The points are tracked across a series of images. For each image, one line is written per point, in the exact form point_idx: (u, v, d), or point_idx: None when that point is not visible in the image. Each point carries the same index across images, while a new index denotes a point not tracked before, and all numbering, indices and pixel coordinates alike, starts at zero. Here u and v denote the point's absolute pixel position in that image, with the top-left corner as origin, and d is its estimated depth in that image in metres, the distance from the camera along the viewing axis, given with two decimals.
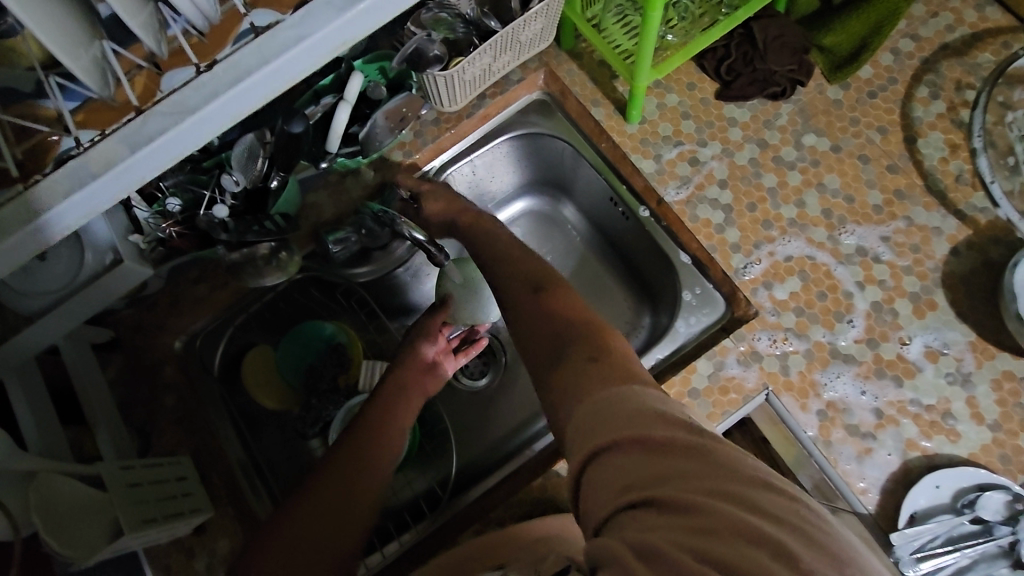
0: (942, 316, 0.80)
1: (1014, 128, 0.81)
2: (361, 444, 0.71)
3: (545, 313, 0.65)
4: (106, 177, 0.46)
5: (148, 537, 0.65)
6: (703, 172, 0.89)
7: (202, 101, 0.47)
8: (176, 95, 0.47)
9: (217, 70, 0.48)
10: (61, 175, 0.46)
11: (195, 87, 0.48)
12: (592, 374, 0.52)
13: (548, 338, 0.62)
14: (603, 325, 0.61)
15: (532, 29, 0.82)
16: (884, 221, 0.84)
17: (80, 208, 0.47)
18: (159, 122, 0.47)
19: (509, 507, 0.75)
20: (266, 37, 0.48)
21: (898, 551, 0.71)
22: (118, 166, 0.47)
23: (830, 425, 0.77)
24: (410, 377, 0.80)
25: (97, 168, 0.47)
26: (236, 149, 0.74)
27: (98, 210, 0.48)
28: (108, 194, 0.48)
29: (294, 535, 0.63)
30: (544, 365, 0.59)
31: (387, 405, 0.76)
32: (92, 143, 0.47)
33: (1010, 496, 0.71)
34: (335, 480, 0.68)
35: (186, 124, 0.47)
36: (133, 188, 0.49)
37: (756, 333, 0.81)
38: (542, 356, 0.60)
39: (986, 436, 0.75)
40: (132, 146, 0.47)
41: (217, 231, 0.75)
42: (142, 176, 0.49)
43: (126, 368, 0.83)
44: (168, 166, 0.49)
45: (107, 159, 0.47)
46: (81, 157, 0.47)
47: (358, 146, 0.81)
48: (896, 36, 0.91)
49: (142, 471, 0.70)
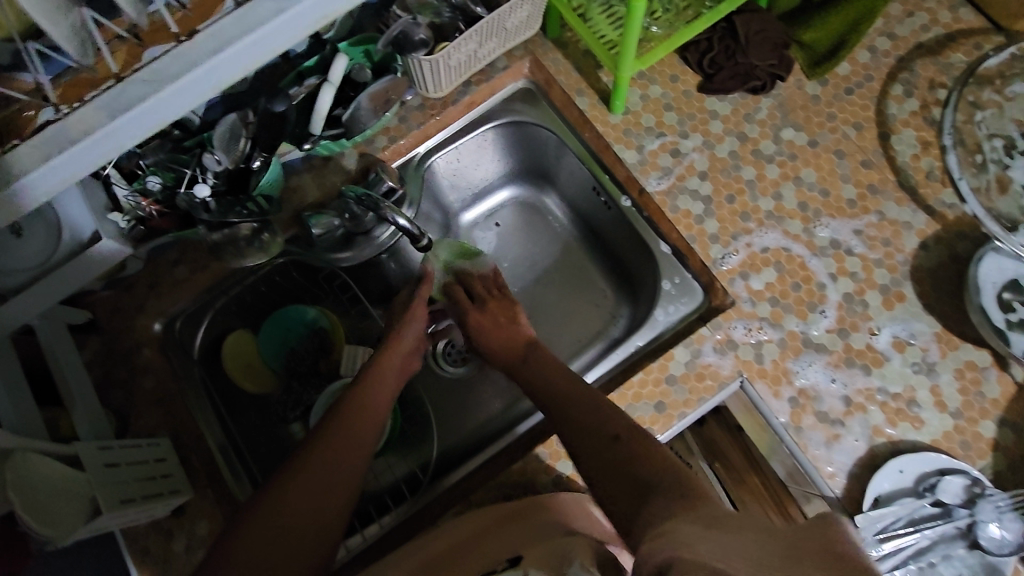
0: (910, 307, 0.82)
1: (982, 127, 0.83)
2: (346, 422, 0.72)
3: (625, 456, 0.64)
4: (84, 144, 0.46)
5: (126, 517, 0.66)
6: (684, 163, 0.90)
7: (183, 68, 0.47)
8: (156, 61, 0.47)
9: (198, 38, 0.48)
10: (37, 141, 0.46)
11: (176, 54, 0.48)
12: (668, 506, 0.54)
13: (632, 475, 0.61)
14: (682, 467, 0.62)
15: (518, 15, 0.82)
16: (858, 215, 0.86)
17: (58, 176, 0.47)
18: (140, 89, 0.47)
19: (488, 490, 0.76)
20: (249, 7, 0.48)
21: (863, 532, 0.73)
22: (98, 131, 0.46)
23: (801, 411, 0.79)
24: (394, 355, 0.81)
25: (75, 134, 0.46)
26: (217, 128, 0.74)
27: (76, 177, 0.48)
28: (87, 161, 0.47)
29: (277, 508, 0.64)
30: (630, 508, 0.58)
31: (371, 382, 0.77)
32: (70, 110, 0.47)
33: (968, 480, 0.75)
34: (314, 468, 0.67)
35: (166, 93, 0.47)
36: (110, 157, 0.48)
37: (733, 322, 0.82)
38: (620, 498, 0.60)
39: (948, 423, 0.78)
40: (111, 114, 0.47)
41: (197, 211, 0.74)
42: (123, 143, 0.48)
43: (102, 350, 0.84)
44: (147, 135, 0.49)
45: (85, 126, 0.46)
46: (59, 123, 0.46)
47: (341, 128, 0.79)
48: (873, 34, 0.94)
49: (120, 452, 0.70)
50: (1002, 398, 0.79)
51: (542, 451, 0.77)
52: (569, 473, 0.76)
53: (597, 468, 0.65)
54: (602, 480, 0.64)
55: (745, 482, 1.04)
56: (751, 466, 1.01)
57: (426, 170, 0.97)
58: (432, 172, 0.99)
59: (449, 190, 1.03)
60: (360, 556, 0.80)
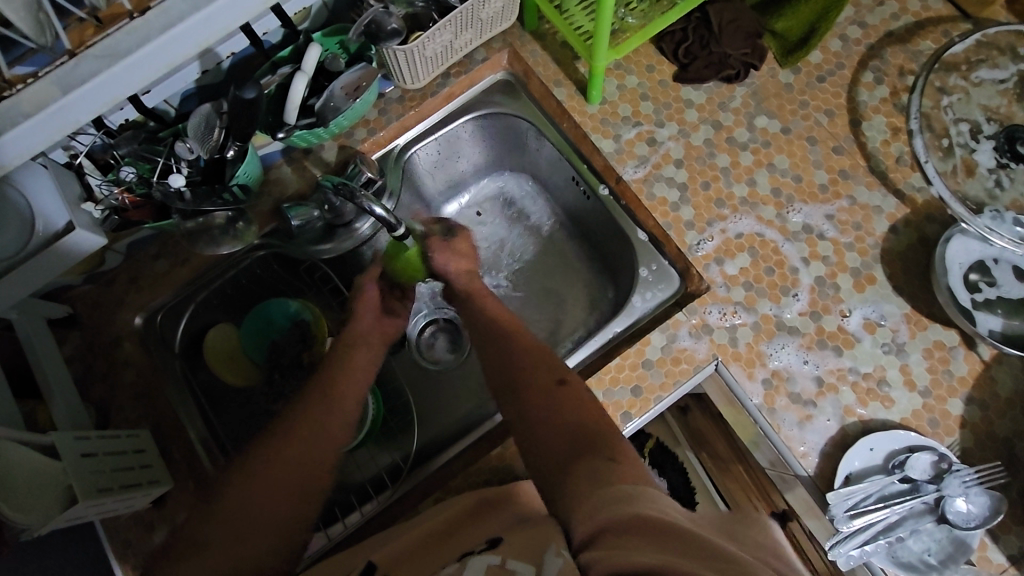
0: (880, 289, 0.84)
1: (949, 112, 0.85)
2: (307, 422, 0.70)
3: (556, 413, 0.66)
4: (39, 117, 0.53)
5: (104, 506, 0.66)
6: (660, 152, 0.91)
7: (133, 45, 0.54)
8: (109, 39, 0.54)
9: (150, 15, 0.55)
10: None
11: (127, 32, 0.55)
12: (601, 473, 0.56)
13: (565, 433, 0.64)
14: (608, 427, 0.65)
15: (492, 6, 0.83)
16: (829, 200, 0.88)
17: (14, 148, 0.53)
18: (91, 65, 0.54)
19: (469, 476, 0.77)
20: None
21: (834, 509, 0.75)
22: (50, 107, 0.53)
23: (775, 393, 0.81)
24: (359, 349, 0.79)
25: (29, 108, 0.53)
26: (192, 119, 0.74)
27: (34, 149, 0.55)
28: (41, 135, 0.54)
29: (238, 515, 0.62)
30: (556, 462, 0.61)
31: (332, 382, 0.74)
32: (25, 86, 0.54)
33: (936, 456, 0.76)
34: (293, 444, 0.68)
35: (116, 67, 0.54)
36: (65, 131, 0.56)
37: (708, 307, 0.84)
38: (551, 459, 0.62)
39: (917, 401, 0.80)
40: (64, 89, 0.54)
41: (172, 201, 0.74)
42: (76, 119, 0.55)
43: (83, 344, 0.84)
44: (99, 112, 0.56)
45: (38, 101, 0.54)
46: (12, 99, 0.53)
47: (314, 118, 0.80)
48: (845, 23, 0.95)
49: (98, 442, 0.70)
50: (969, 376, 0.81)
51: None
52: None
53: (527, 422, 0.67)
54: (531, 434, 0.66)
55: (729, 469, 1.06)
56: (734, 452, 1.03)
57: (405, 162, 0.98)
58: (413, 164, 0.99)
59: (429, 181, 1.04)
60: (342, 543, 0.81)
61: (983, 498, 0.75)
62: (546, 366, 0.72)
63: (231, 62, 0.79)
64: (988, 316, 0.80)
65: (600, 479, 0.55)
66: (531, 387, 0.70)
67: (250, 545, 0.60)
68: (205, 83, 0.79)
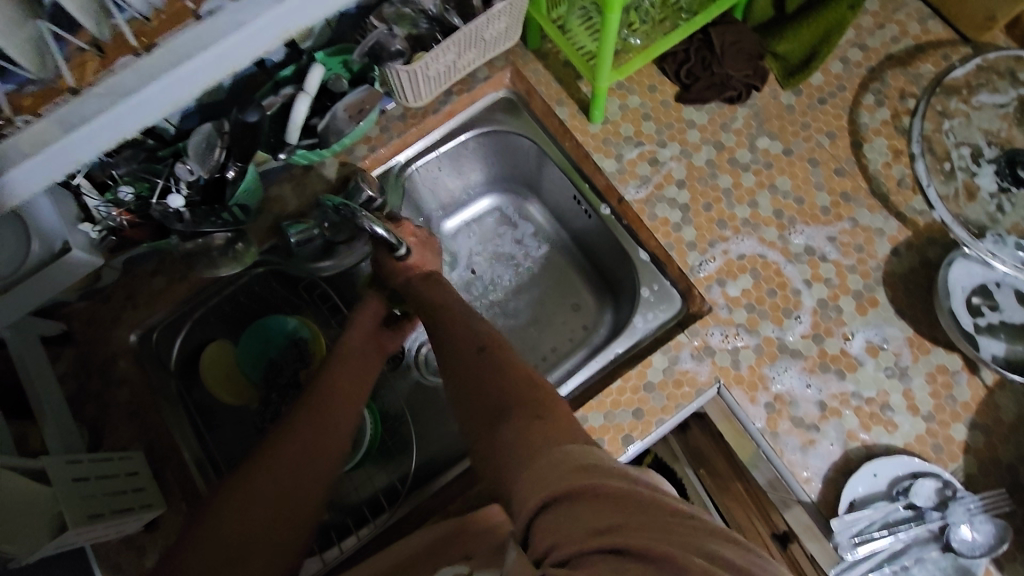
0: (882, 313, 0.84)
1: (950, 136, 0.85)
2: (297, 437, 0.69)
3: (482, 381, 0.65)
4: (40, 157, 0.48)
5: (94, 533, 0.64)
6: (662, 172, 0.91)
7: (140, 84, 0.49)
8: (114, 77, 0.49)
9: (156, 51, 0.49)
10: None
11: (133, 69, 0.49)
12: (536, 431, 0.54)
13: (488, 398, 0.63)
14: (544, 386, 0.63)
15: (496, 27, 0.83)
16: (831, 221, 0.88)
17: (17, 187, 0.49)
18: (95, 103, 0.49)
19: (464, 501, 0.77)
20: (204, 20, 0.50)
21: (838, 536, 0.74)
22: (49, 148, 0.48)
23: (777, 416, 0.80)
24: (349, 363, 0.79)
25: (28, 147, 0.48)
26: (193, 139, 0.74)
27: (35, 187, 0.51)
28: (42, 175, 0.50)
29: (231, 540, 0.61)
30: (483, 427, 0.60)
31: (328, 401, 0.73)
32: (24, 123, 0.48)
33: (940, 483, 0.75)
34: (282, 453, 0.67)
35: (122, 104, 0.49)
36: (67, 168, 0.51)
37: (710, 329, 0.83)
38: (481, 418, 0.61)
39: (921, 426, 0.80)
40: (65, 127, 0.49)
41: (171, 221, 0.74)
42: (79, 157, 0.51)
43: (77, 362, 0.83)
44: (103, 147, 0.52)
45: (39, 140, 0.48)
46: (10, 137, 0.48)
47: (316, 138, 0.80)
48: (846, 45, 0.96)
49: (89, 466, 0.68)
50: (973, 402, 0.80)
51: None
52: None
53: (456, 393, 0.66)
54: (461, 404, 0.65)
55: (728, 488, 1.05)
56: (734, 471, 1.02)
57: (406, 179, 0.97)
58: (412, 180, 0.99)
59: (430, 198, 1.04)
60: (338, 568, 0.80)
61: (987, 526, 0.74)
62: (470, 335, 0.71)
63: (233, 81, 0.80)
64: (991, 340, 0.79)
65: (532, 438, 0.53)
66: (455, 354, 0.70)
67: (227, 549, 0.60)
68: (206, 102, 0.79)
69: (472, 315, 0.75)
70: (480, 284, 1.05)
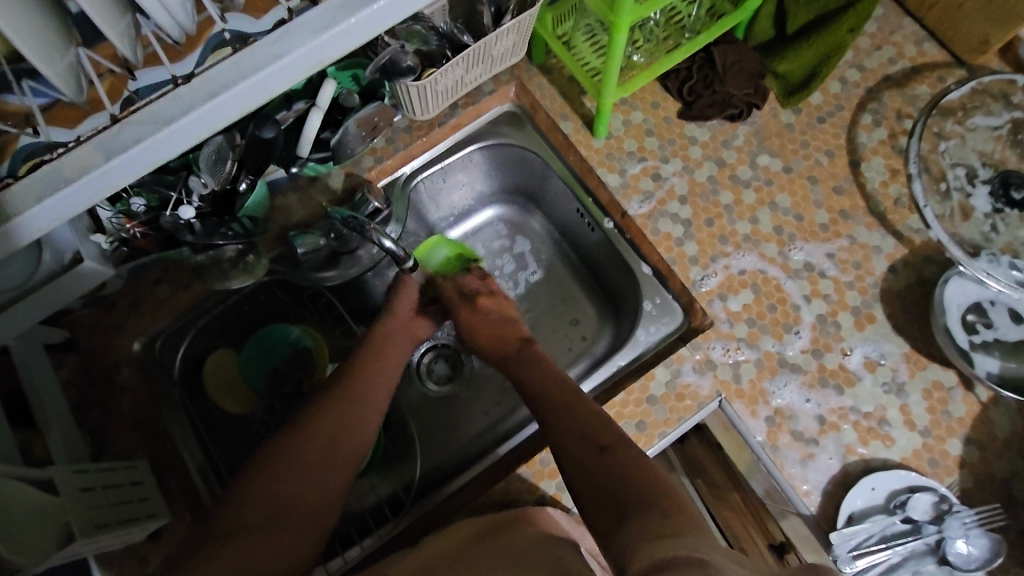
0: (880, 328, 0.85)
1: (946, 157, 0.87)
2: (322, 438, 0.71)
3: (605, 470, 0.64)
4: (79, 182, 0.48)
5: (100, 543, 0.64)
6: (664, 187, 0.93)
7: (177, 112, 0.49)
8: (152, 105, 0.49)
9: (194, 83, 0.50)
10: (35, 178, 0.48)
11: (171, 99, 0.50)
12: (651, 526, 0.55)
13: (609, 489, 0.63)
14: (666, 483, 0.62)
15: (504, 44, 0.84)
16: (830, 238, 0.90)
17: (54, 211, 0.49)
18: (136, 130, 0.49)
19: (473, 509, 0.77)
20: (239, 55, 0.50)
21: (837, 549, 0.75)
22: (91, 172, 0.48)
23: (777, 430, 0.81)
24: (378, 364, 0.80)
25: (70, 173, 0.48)
26: (204, 150, 0.73)
27: (71, 213, 0.50)
28: (80, 200, 0.50)
29: (241, 560, 0.59)
30: (608, 521, 0.60)
31: (352, 407, 0.74)
32: (67, 150, 0.49)
33: (937, 497, 0.77)
34: (304, 449, 0.69)
35: (162, 133, 0.49)
36: (106, 194, 0.51)
37: (711, 342, 0.85)
38: (603, 515, 0.61)
39: (917, 441, 0.81)
40: (107, 153, 0.49)
41: (182, 233, 0.74)
42: (116, 181, 0.50)
43: (79, 370, 0.83)
44: (141, 174, 0.52)
45: (80, 165, 0.48)
46: (54, 162, 0.48)
47: (329, 152, 0.82)
48: (844, 66, 0.98)
49: (96, 475, 0.69)
50: (968, 417, 0.82)
51: (524, 470, 0.78)
52: (553, 493, 0.77)
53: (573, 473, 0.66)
54: (578, 491, 0.65)
55: (725, 499, 1.06)
56: (731, 482, 1.03)
57: (411, 190, 0.98)
58: (418, 191, 1.00)
59: (435, 209, 1.05)
60: None
61: (983, 540, 0.75)
62: (591, 423, 0.69)
63: None
64: (986, 357, 0.81)
65: (660, 537, 0.53)
66: (570, 437, 0.69)
67: (255, 552, 0.60)
68: None
69: (579, 397, 0.73)
70: None
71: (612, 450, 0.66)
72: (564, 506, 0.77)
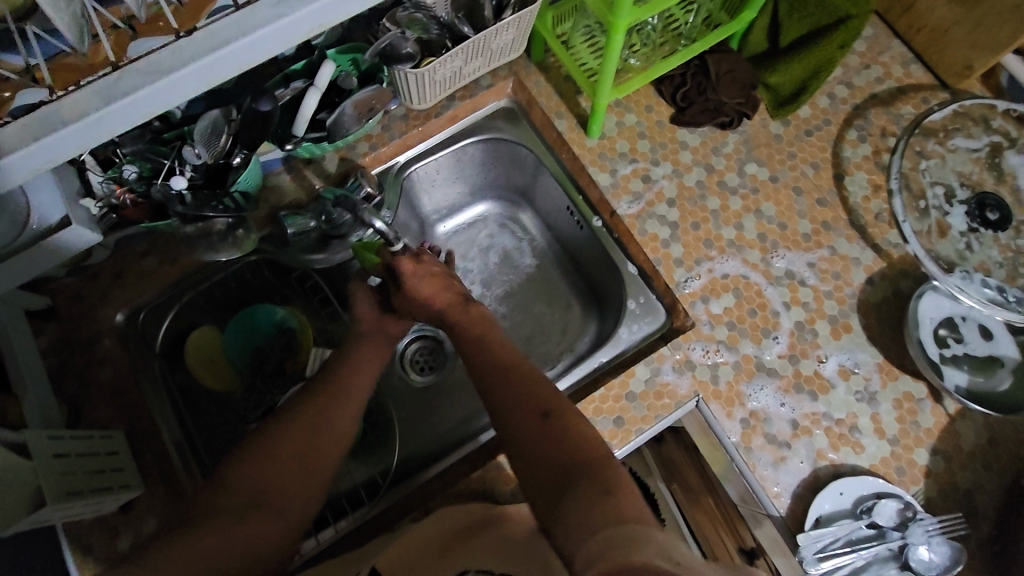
0: (855, 338, 0.87)
1: (926, 175, 0.90)
2: (308, 417, 0.72)
3: (546, 444, 0.66)
4: (74, 127, 0.48)
5: (72, 510, 0.64)
6: (653, 190, 0.94)
7: (178, 63, 0.49)
8: (153, 55, 0.49)
9: (196, 35, 0.50)
10: (31, 119, 0.48)
11: (173, 49, 0.50)
12: (597, 505, 0.59)
13: (553, 466, 0.64)
14: (607, 456, 0.65)
15: (503, 38, 0.85)
16: (811, 248, 0.92)
17: (46, 154, 0.49)
18: (135, 79, 0.49)
19: (447, 497, 0.78)
20: (245, 13, 0.51)
21: (803, 551, 0.77)
22: (88, 117, 0.48)
23: (751, 432, 0.83)
24: (364, 354, 0.80)
25: (67, 117, 0.48)
26: (199, 123, 0.74)
27: (65, 157, 0.50)
28: (74, 144, 0.49)
29: (224, 538, 0.62)
30: (551, 494, 0.62)
31: (337, 394, 0.75)
32: (65, 93, 0.49)
33: (902, 504, 0.79)
34: (295, 429, 0.71)
35: (161, 83, 0.49)
36: (101, 141, 0.51)
37: (691, 343, 0.86)
38: (547, 487, 0.63)
39: (886, 449, 0.83)
40: (105, 100, 0.49)
41: (172, 203, 0.75)
42: (112, 129, 0.50)
43: (60, 338, 0.82)
44: (138, 123, 0.52)
45: (78, 110, 0.48)
46: (51, 106, 0.48)
47: (324, 132, 0.82)
48: (833, 82, 1.01)
49: (70, 442, 0.68)
50: (935, 428, 0.84)
51: (501, 460, 0.79)
52: None
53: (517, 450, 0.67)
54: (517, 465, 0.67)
55: (699, 502, 1.08)
56: (705, 486, 1.05)
57: (404, 179, 0.99)
58: (411, 181, 1.00)
59: (426, 199, 1.06)
60: (314, 560, 0.81)
61: (944, 547, 0.77)
62: (534, 395, 0.70)
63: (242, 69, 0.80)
64: (955, 371, 0.83)
65: (600, 513, 0.57)
66: (514, 405, 0.69)
67: (241, 529, 0.63)
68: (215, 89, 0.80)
69: (513, 369, 0.73)
70: (471, 289, 1.07)
71: (556, 419, 0.68)
72: None
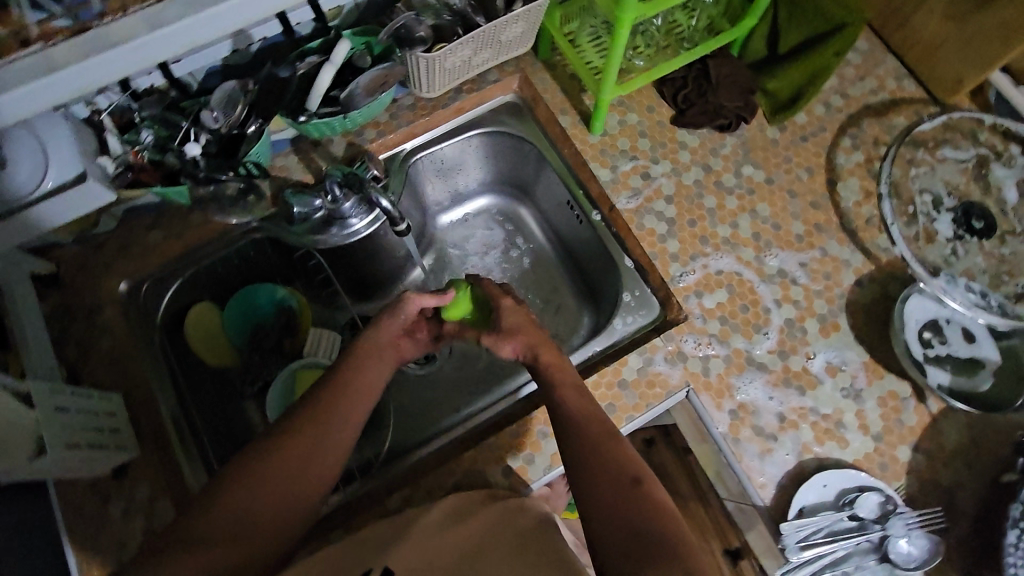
0: (843, 337, 0.90)
1: (915, 182, 0.93)
2: (316, 424, 0.66)
3: (615, 501, 0.61)
4: (121, 48, 0.53)
5: (71, 462, 0.66)
6: (652, 186, 0.97)
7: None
8: None
9: None
10: (83, 41, 0.53)
11: None
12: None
13: (624, 530, 0.59)
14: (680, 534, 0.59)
15: (512, 31, 0.88)
16: (803, 249, 0.95)
17: (90, 74, 0.54)
18: (177, 10, 0.54)
19: (439, 475, 0.79)
20: None
21: (786, 539, 0.79)
22: (133, 40, 0.53)
23: (740, 424, 0.84)
24: (377, 361, 0.74)
25: (114, 39, 0.53)
26: (216, 92, 0.79)
27: (111, 78, 0.55)
28: (116, 68, 0.55)
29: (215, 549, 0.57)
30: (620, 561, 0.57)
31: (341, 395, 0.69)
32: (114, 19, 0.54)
33: (883, 497, 0.80)
34: (302, 437, 0.65)
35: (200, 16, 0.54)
36: (143, 66, 0.56)
37: (684, 335, 0.88)
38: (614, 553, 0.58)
39: (870, 445, 0.85)
40: (149, 27, 0.54)
41: (187, 168, 0.79)
42: (153, 56, 0.55)
43: (62, 304, 0.84)
44: (177, 54, 0.56)
45: (126, 34, 0.53)
46: (102, 29, 0.53)
47: (337, 107, 0.84)
48: (829, 91, 1.04)
49: (71, 399, 0.69)
50: (918, 427, 0.86)
51: (495, 442, 0.80)
52: (518, 466, 0.80)
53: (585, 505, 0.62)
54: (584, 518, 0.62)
55: (686, 499, 1.09)
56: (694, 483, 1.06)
57: (409, 167, 1.01)
58: (415, 169, 1.02)
59: (429, 188, 1.07)
60: None
61: (923, 541, 0.79)
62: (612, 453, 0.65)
63: (260, 46, 0.84)
64: (938, 370, 0.86)
65: None
66: (584, 454, 0.65)
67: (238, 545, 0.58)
68: (233, 62, 0.83)
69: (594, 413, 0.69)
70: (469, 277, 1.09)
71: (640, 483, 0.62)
72: (527, 480, 0.79)
